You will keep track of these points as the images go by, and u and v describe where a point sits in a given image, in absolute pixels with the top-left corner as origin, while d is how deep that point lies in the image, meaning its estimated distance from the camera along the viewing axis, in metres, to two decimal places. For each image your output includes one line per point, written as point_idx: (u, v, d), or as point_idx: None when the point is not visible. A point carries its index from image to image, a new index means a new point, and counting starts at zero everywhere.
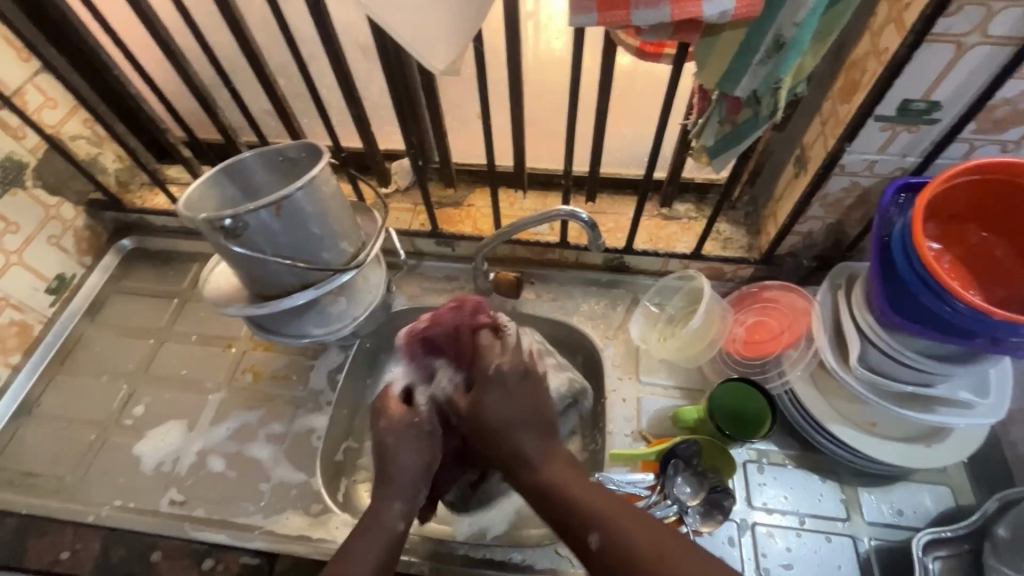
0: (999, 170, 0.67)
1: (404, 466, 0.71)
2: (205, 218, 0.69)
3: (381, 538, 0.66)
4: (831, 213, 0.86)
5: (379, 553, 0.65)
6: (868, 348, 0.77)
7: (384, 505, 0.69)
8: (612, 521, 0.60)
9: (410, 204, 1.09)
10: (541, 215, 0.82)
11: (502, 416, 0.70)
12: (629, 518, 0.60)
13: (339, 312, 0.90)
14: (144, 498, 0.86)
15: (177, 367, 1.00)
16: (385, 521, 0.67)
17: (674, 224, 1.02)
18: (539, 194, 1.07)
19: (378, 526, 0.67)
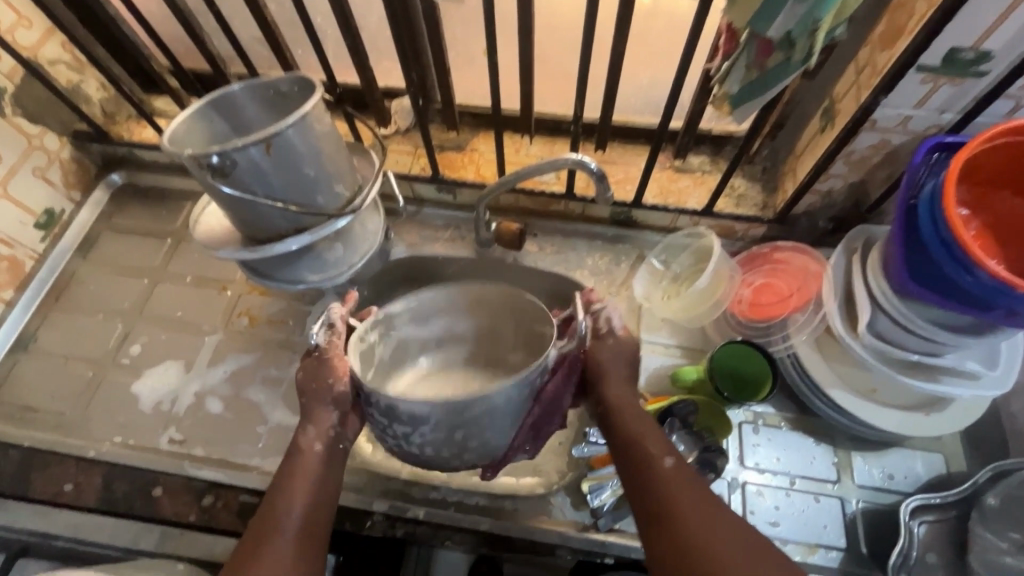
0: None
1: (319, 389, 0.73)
2: (192, 154, 0.65)
3: (306, 463, 0.69)
4: (855, 171, 0.81)
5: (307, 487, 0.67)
6: (878, 315, 0.75)
7: (305, 429, 0.72)
8: (687, 495, 0.62)
9: (411, 147, 1.04)
10: (548, 164, 0.77)
11: (618, 365, 0.75)
12: (702, 496, 0.62)
13: (336, 259, 0.87)
14: (143, 435, 0.87)
15: (172, 308, 0.99)
16: (303, 447, 0.70)
17: (686, 178, 0.97)
18: (546, 140, 1.02)
19: (307, 453, 0.70)
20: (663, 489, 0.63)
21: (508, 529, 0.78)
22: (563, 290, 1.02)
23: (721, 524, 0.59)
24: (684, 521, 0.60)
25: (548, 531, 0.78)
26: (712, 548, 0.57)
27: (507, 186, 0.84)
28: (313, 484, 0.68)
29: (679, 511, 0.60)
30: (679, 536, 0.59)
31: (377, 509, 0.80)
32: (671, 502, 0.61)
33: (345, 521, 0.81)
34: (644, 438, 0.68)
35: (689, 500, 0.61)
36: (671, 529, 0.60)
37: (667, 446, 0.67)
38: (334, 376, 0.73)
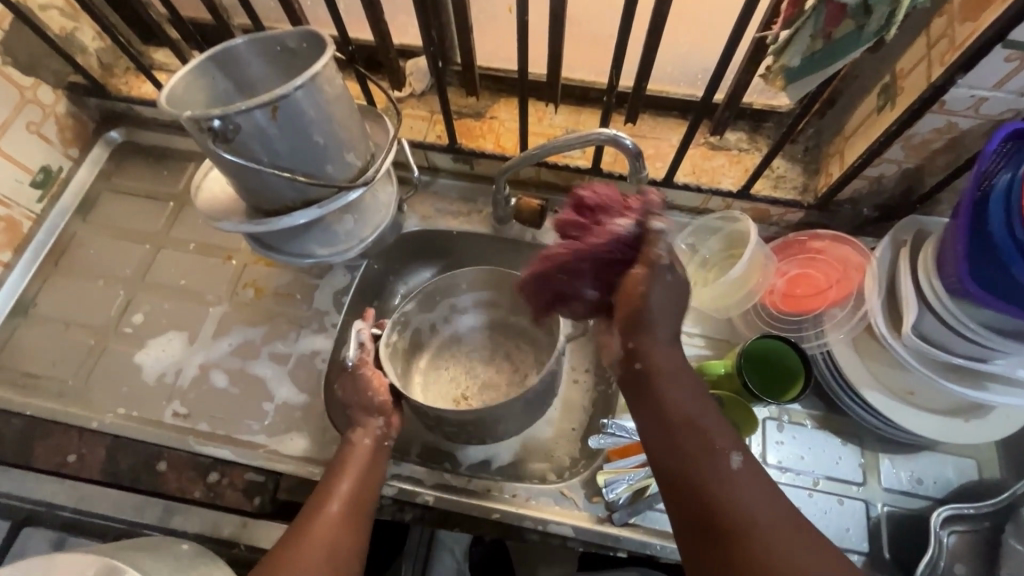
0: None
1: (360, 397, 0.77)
2: (192, 117, 0.60)
3: (356, 457, 0.73)
4: (911, 157, 0.74)
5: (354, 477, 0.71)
6: (925, 315, 0.70)
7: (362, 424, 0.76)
8: (759, 500, 0.57)
9: (426, 112, 0.97)
10: (579, 139, 0.72)
11: (666, 316, 0.67)
12: (774, 503, 0.57)
13: (346, 232, 0.83)
14: (147, 408, 0.84)
15: (175, 276, 0.95)
16: (353, 442, 0.75)
17: (721, 155, 0.91)
18: (572, 109, 0.95)
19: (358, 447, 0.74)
20: (733, 490, 0.58)
21: (521, 519, 0.76)
22: None
23: (796, 535, 0.55)
24: (757, 530, 0.55)
25: (561, 523, 0.75)
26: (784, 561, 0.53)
27: (531, 160, 0.78)
28: (358, 477, 0.71)
29: (754, 519, 0.56)
30: (751, 544, 0.54)
31: (386, 493, 0.78)
32: (739, 507, 0.57)
33: None
34: (713, 431, 0.62)
35: (763, 507, 0.57)
36: (741, 535, 0.55)
37: (735, 444, 0.62)
38: (373, 390, 0.77)
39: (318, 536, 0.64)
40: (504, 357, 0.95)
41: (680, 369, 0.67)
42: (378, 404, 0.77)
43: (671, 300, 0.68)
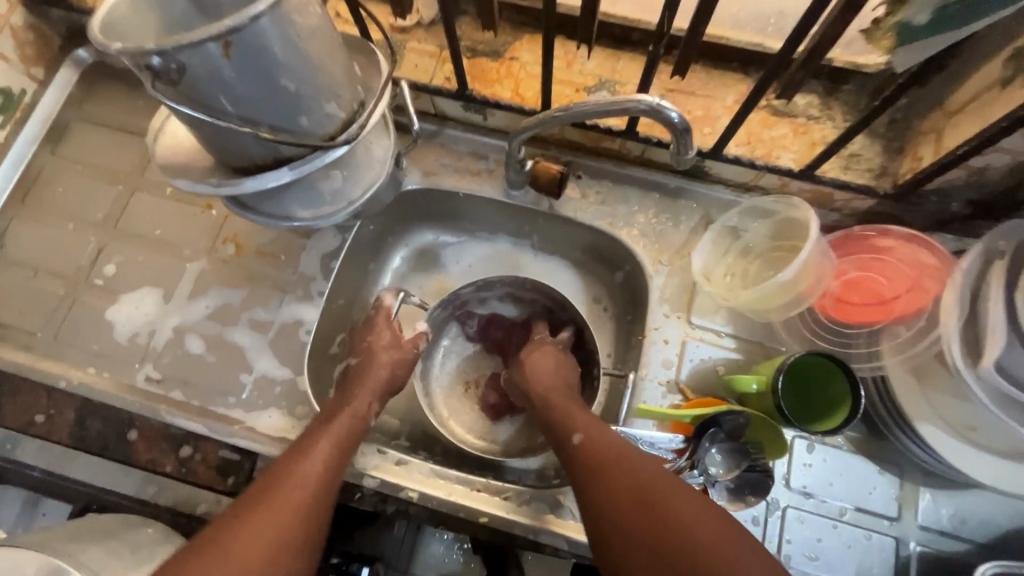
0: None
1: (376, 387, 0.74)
2: (123, 51, 0.47)
3: (345, 425, 0.68)
4: None
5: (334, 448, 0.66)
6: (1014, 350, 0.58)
7: (357, 397, 0.72)
8: (619, 467, 0.59)
9: (435, 47, 0.82)
10: (611, 106, 0.59)
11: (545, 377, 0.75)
12: (641, 467, 0.58)
13: (333, 191, 0.71)
14: (119, 369, 0.78)
15: (150, 224, 0.86)
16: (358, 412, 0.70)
17: (784, 124, 0.75)
18: (608, 53, 0.79)
19: (343, 419, 0.69)
20: (587, 465, 0.61)
21: (510, 525, 0.70)
22: (603, 247, 0.85)
23: (670, 487, 0.56)
24: (615, 490, 0.58)
25: (554, 534, 0.69)
26: (657, 513, 0.54)
27: (553, 123, 0.65)
28: (332, 450, 0.65)
29: (613, 483, 0.58)
30: (611, 510, 0.57)
31: (367, 484, 0.72)
32: (598, 477, 0.60)
33: None
34: (564, 421, 0.68)
35: (624, 469, 0.59)
36: (605, 505, 0.58)
37: (587, 421, 0.66)
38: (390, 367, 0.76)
39: (282, 506, 0.59)
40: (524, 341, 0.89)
41: (545, 389, 0.73)
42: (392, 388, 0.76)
43: (553, 385, 0.73)
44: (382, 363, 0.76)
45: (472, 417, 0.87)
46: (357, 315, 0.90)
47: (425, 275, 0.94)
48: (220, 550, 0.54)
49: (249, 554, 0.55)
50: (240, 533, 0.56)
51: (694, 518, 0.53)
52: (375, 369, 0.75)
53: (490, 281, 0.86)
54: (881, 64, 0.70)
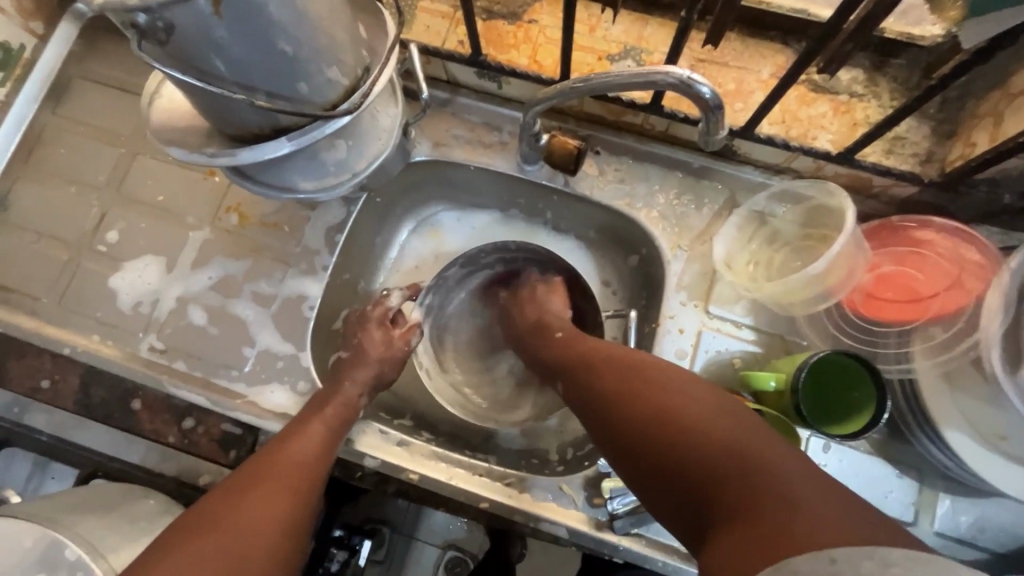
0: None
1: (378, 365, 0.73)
2: (105, 8, 0.44)
3: (336, 406, 0.68)
4: None
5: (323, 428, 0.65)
6: None
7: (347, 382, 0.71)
8: (615, 368, 0.58)
9: (448, 7, 0.76)
10: (635, 78, 0.54)
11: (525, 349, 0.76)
12: (639, 365, 0.57)
13: (337, 163, 0.67)
14: (121, 338, 0.78)
15: (153, 190, 0.83)
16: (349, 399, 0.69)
17: (825, 101, 0.69)
18: (635, 17, 0.73)
19: (337, 399, 0.68)
20: (581, 376, 0.61)
21: (512, 512, 0.69)
22: (619, 228, 0.81)
23: (668, 379, 0.53)
24: (613, 390, 0.56)
25: (556, 523, 0.68)
26: (656, 400, 0.51)
27: (572, 96, 0.60)
28: (324, 432, 0.65)
29: (608, 383, 0.57)
30: (608, 409, 0.55)
31: (368, 464, 0.71)
32: (594, 383, 0.58)
33: (335, 468, 0.73)
34: (555, 357, 0.68)
35: (617, 371, 0.57)
36: (601, 407, 0.56)
37: (576, 344, 0.67)
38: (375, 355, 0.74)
39: (278, 476, 0.58)
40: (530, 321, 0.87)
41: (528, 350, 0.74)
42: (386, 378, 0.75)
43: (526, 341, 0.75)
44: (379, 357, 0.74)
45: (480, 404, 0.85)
46: (363, 290, 0.88)
47: (423, 236, 0.92)
48: (225, 516, 0.53)
49: (250, 519, 0.54)
50: (236, 500, 0.55)
51: (694, 402, 0.50)
52: (373, 364, 0.73)
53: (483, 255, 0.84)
54: (938, 37, 0.64)
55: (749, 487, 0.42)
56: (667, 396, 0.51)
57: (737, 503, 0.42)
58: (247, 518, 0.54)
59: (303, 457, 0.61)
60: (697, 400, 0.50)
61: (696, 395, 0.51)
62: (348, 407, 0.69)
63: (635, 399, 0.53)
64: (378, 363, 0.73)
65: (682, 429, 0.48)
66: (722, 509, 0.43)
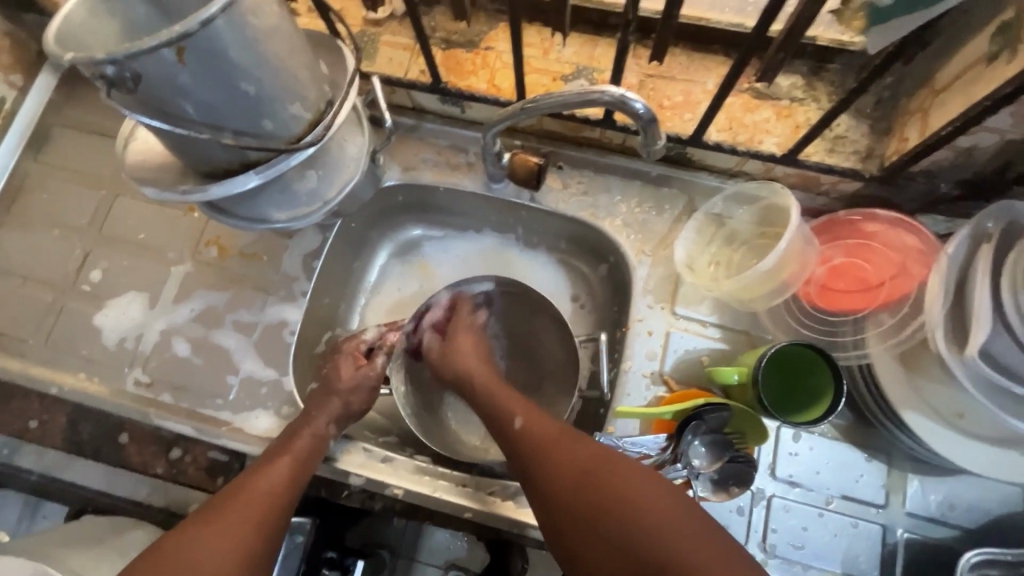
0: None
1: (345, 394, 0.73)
2: (75, 62, 0.47)
3: (302, 441, 0.67)
4: (1020, 125, 0.57)
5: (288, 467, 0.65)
6: (998, 336, 0.56)
7: (316, 412, 0.70)
8: (564, 442, 0.59)
9: (408, 39, 0.80)
10: (576, 98, 0.58)
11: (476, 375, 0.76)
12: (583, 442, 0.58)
13: (308, 192, 0.70)
14: (107, 375, 0.79)
15: (134, 229, 0.86)
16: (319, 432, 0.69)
17: (767, 107, 0.73)
18: (585, 39, 0.77)
19: (303, 434, 0.68)
20: (531, 447, 0.61)
21: (496, 520, 0.71)
22: (587, 238, 0.84)
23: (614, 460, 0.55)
24: (564, 469, 0.57)
25: (539, 528, 0.70)
26: (604, 486, 0.54)
27: (522, 116, 0.63)
28: (292, 468, 0.65)
29: (560, 459, 0.58)
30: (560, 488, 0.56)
31: (354, 483, 0.73)
32: (543, 457, 0.59)
33: (321, 488, 0.75)
34: (499, 408, 0.67)
35: (568, 444, 0.59)
36: (552, 481, 0.57)
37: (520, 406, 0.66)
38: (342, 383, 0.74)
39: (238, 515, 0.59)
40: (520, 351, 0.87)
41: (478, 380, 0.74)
42: (356, 411, 0.74)
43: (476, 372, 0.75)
44: (348, 387, 0.74)
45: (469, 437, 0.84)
46: (343, 313, 0.90)
47: (407, 261, 0.94)
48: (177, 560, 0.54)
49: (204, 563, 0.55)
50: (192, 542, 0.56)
51: (639, 486, 0.53)
52: (337, 398, 0.73)
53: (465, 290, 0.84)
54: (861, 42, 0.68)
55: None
56: (610, 483, 0.54)
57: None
58: (201, 559, 0.55)
59: (269, 490, 0.62)
60: (636, 489, 0.53)
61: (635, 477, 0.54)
62: (317, 442, 0.68)
63: (587, 484, 0.55)
64: (353, 389, 0.74)
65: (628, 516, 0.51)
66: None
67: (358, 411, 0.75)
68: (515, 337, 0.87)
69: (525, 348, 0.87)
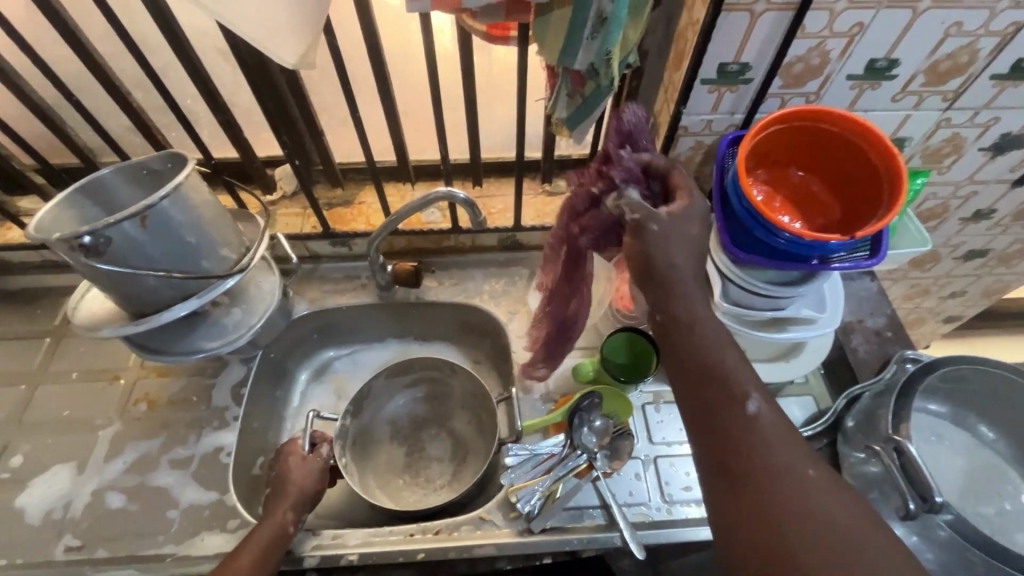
0: (864, 132, 0.75)
1: (298, 480, 0.80)
2: (59, 237, 0.65)
3: (268, 528, 0.73)
4: (686, 171, 0.96)
5: (258, 553, 0.70)
6: (728, 286, 0.88)
7: (277, 506, 0.76)
8: (781, 456, 0.59)
9: (299, 208, 1.08)
10: (423, 201, 0.86)
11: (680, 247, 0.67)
12: (818, 471, 0.58)
13: (235, 323, 0.88)
14: (34, 551, 0.79)
15: (58, 409, 0.92)
16: (282, 524, 0.74)
17: (558, 199, 1.10)
18: (428, 185, 1.11)
19: (267, 525, 0.74)
20: (748, 443, 0.59)
21: (446, 552, 0.79)
22: (468, 317, 1.09)
23: (844, 509, 0.55)
24: (785, 478, 0.57)
25: (484, 545, 0.80)
26: (822, 515, 0.55)
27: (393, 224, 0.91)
28: (261, 553, 0.71)
29: (773, 468, 0.58)
30: (763, 490, 0.57)
31: (308, 565, 0.78)
32: (756, 456, 0.58)
33: None
34: (721, 386, 0.62)
35: (797, 479, 0.57)
36: (730, 459, 0.59)
37: (768, 419, 0.60)
38: (293, 469, 0.81)
39: None
40: (444, 428, 1.05)
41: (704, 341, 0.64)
42: (313, 493, 0.80)
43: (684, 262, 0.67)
44: (301, 479, 0.80)
45: (407, 497, 0.97)
46: (273, 436, 1.00)
47: (324, 381, 1.09)
48: None
49: None
50: None
51: (874, 546, 0.53)
52: (295, 489, 0.78)
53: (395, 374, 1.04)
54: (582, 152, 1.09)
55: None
56: (824, 510, 0.55)
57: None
58: None
59: None
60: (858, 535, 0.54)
61: (863, 512, 0.56)
62: (277, 530, 0.73)
63: (803, 505, 0.55)
64: (303, 476, 0.80)
65: (840, 553, 0.53)
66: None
67: (317, 495, 0.81)
68: (437, 416, 1.06)
69: (445, 425, 1.05)
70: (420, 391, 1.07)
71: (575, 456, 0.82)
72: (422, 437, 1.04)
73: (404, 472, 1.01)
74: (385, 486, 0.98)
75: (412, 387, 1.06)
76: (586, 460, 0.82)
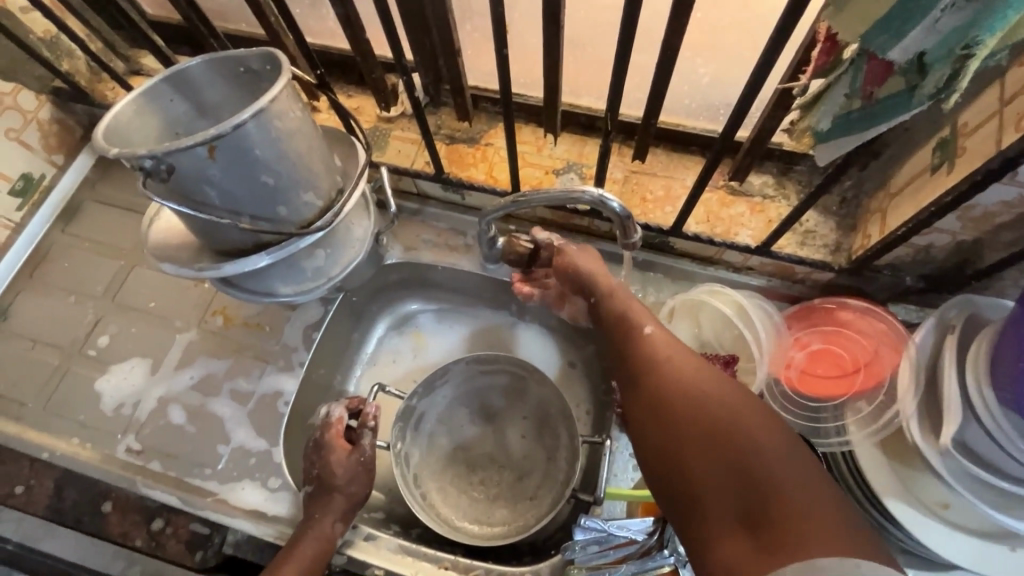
0: None
1: (342, 479, 0.70)
2: (121, 154, 0.53)
3: (311, 543, 0.67)
4: (969, 228, 0.62)
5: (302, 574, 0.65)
6: (972, 430, 0.58)
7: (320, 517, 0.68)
8: (686, 377, 0.54)
9: (416, 134, 0.89)
10: (562, 195, 0.63)
11: (587, 265, 0.73)
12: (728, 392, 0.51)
13: (315, 269, 0.75)
14: (101, 440, 0.81)
15: (146, 297, 0.90)
16: (327, 535, 0.68)
17: (742, 203, 0.79)
18: (576, 139, 0.85)
19: (309, 538, 0.67)
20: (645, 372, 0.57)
21: None
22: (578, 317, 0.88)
23: (741, 412, 0.49)
24: (680, 395, 0.53)
25: None
26: (724, 428, 0.48)
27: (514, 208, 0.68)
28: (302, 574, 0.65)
29: (672, 391, 0.53)
30: (662, 418, 0.53)
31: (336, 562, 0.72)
32: (660, 386, 0.55)
33: None
34: (625, 314, 0.65)
35: (694, 396, 0.52)
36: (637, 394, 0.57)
37: (662, 338, 0.59)
38: (335, 464, 0.71)
39: None
40: (516, 433, 0.89)
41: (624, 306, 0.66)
42: (359, 497, 0.71)
43: (593, 264, 0.72)
44: (345, 480, 0.70)
45: (458, 496, 0.86)
46: (339, 383, 0.90)
47: (404, 333, 0.95)
48: None
49: None
50: None
51: (775, 449, 0.46)
52: (341, 496, 0.70)
53: (479, 359, 0.88)
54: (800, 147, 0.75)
55: (788, 516, 0.42)
56: (720, 421, 0.49)
57: (756, 529, 0.43)
58: None
59: None
60: (766, 431, 0.47)
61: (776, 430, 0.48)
62: (323, 543, 0.67)
63: (696, 416, 0.50)
64: (350, 480, 0.70)
65: (749, 467, 0.46)
66: (751, 533, 0.43)
67: (362, 496, 0.72)
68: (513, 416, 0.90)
69: (518, 433, 0.89)
70: (501, 381, 0.90)
71: (660, 555, 0.65)
72: (488, 438, 0.89)
73: (459, 467, 0.88)
74: (436, 479, 0.87)
75: (492, 375, 0.90)
76: (674, 564, 0.65)
